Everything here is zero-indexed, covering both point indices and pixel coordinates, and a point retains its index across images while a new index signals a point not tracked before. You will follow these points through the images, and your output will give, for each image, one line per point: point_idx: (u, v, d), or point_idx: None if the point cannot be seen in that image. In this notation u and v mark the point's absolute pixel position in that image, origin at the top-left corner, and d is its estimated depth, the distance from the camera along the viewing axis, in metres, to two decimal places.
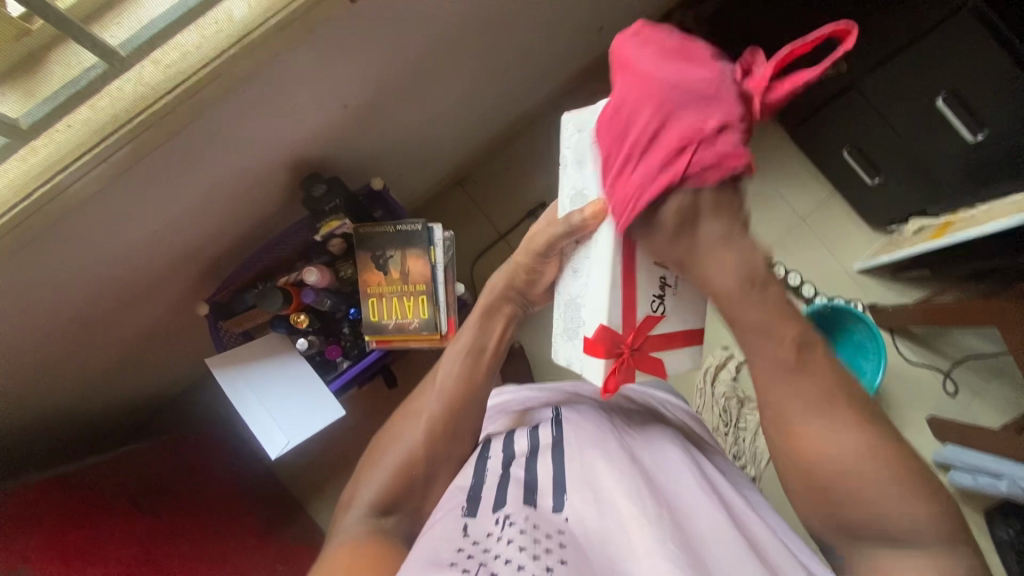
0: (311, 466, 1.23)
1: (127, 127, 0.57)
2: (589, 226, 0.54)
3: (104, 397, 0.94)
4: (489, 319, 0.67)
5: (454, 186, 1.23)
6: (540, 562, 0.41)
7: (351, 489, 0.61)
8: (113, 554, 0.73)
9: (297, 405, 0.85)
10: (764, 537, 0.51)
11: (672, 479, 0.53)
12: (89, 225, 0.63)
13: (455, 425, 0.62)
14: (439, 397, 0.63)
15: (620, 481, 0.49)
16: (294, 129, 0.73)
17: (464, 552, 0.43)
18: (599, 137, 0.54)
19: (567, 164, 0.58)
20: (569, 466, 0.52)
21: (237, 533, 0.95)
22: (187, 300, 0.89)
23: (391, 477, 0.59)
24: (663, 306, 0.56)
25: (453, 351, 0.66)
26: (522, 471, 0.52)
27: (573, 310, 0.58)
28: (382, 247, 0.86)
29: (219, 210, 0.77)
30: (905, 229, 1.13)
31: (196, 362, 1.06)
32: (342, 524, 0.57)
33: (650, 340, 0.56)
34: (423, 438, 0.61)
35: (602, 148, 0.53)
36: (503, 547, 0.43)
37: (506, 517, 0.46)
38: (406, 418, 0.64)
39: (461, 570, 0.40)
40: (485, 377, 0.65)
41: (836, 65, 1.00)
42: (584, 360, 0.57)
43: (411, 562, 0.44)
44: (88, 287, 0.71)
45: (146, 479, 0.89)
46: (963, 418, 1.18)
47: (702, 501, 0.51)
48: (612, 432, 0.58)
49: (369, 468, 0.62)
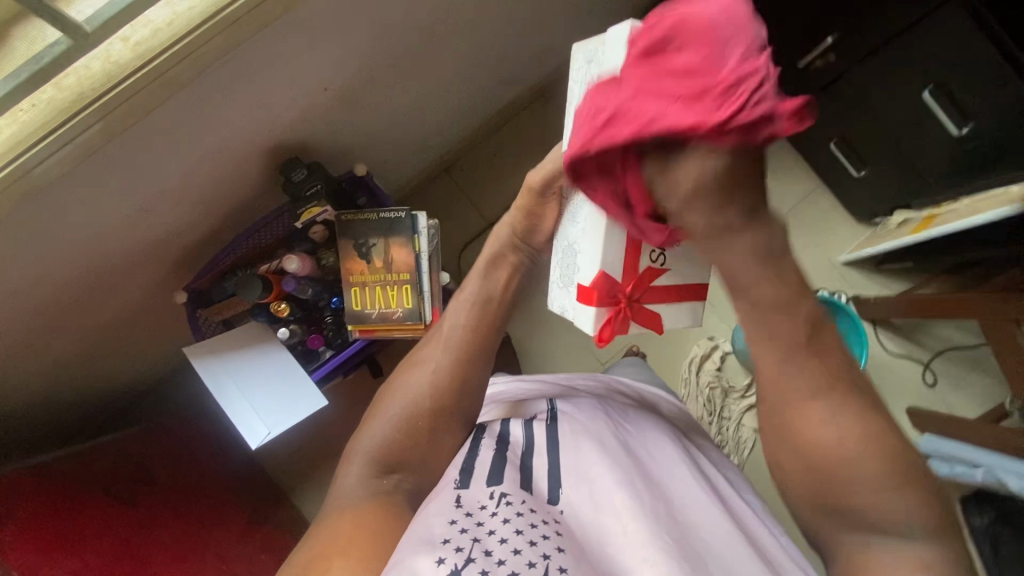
0: (295, 456, 1.22)
1: (95, 106, 0.54)
2: None
3: (77, 386, 0.92)
4: (491, 269, 0.64)
5: (441, 173, 1.21)
6: (538, 548, 0.40)
7: (355, 439, 0.60)
8: (90, 544, 0.72)
9: (280, 394, 0.84)
10: (763, 537, 0.52)
11: (667, 470, 0.53)
12: (56, 208, 0.60)
13: (464, 378, 0.60)
14: (444, 352, 0.61)
15: (616, 472, 0.49)
16: (272, 112, 0.71)
17: (457, 526, 0.42)
18: (604, 73, 0.53)
19: (574, 103, 0.58)
20: (564, 454, 0.52)
21: (218, 523, 0.94)
22: (164, 287, 0.87)
23: (396, 433, 0.58)
24: (664, 258, 0.58)
25: (455, 305, 0.63)
26: (517, 455, 0.52)
27: (570, 257, 0.59)
28: (364, 235, 0.84)
29: (194, 195, 0.74)
30: (889, 221, 1.14)
31: (175, 350, 1.04)
32: (345, 481, 0.57)
33: (649, 291, 0.58)
34: (428, 391, 0.59)
35: (598, 82, 0.52)
36: (498, 525, 0.42)
37: (502, 496, 0.46)
38: (408, 369, 0.62)
39: (454, 548, 0.39)
40: (487, 334, 0.62)
41: (825, 57, 0.98)
42: (577, 307, 0.59)
43: (405, 541, 0.42)
44: (58, 273, 0.68)
45: (123, 469, 0.88)
46: (942, 408, 1.21)
47: (697, 495, 0.51)
48: (607, 422, 0.58)
49: (369, 422, 0.60)
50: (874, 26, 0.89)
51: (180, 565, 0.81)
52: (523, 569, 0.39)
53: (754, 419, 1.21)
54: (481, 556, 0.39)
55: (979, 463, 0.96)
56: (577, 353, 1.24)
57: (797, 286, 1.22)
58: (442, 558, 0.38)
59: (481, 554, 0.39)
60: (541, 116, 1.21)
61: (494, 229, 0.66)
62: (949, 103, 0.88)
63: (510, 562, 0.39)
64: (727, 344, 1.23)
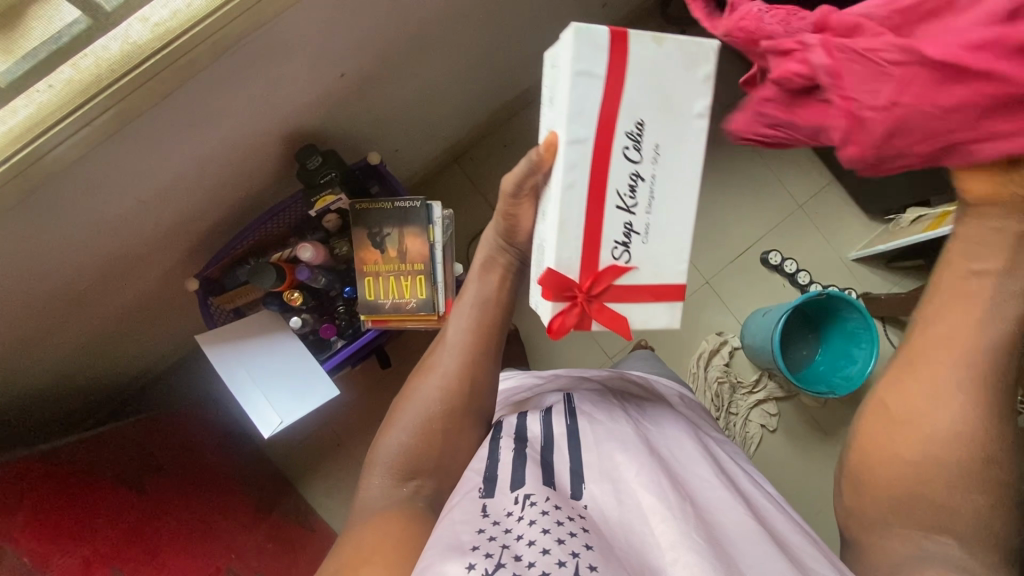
0: (304, 445, 1.22)
1: (110, 90, 0.53)
2: (545, 162, 0.53)
3: (88, 372, 0.91)
4: (484, 272, 0.63)
5: (451, 164, 1.20)
6: (566, 545, 0.39)
7: (374, 448, 0.60)
8: (101, 532, 0.72)
9: (292, 384, 0.83)
10: (785, 528, 0.51)
11: (687, 467, 0.53)
12: (72, 192, 0.60)
13: (473, 382, 0.59)
14: (452, 355, 0.60)
15: (639, 468, 0.48)
16: (289, 98, 0.70)
17: (485, 534, 0.42)
18: (561, 69, 0.51)
19: (546, 102, 0.56)
20: (585, 454, 0.51)
21: (228, 511, 0.95)
22: (175, 274, 0.86)
23: (413, 439, 0.57)
24: (629, 254, 0.54)
25: (458, 309, 0.63)
26: (537, 455, 0.51)
27: (541, 250, 0.56)
28: (378, 224, 0.83)
29: (209, 181, 0.74)
30: (902, 218, 1.13)
31: (184, 338, 1.04)
32: (367, 494, 0.56)
33: (610, 290, 0.54)
34: (438, 395, 0.58)
35: (561, 82, 0.51)
36: (525, 527, 0.42)
37: (526, 497, 0.45)
38: (421, 375, 0.61)
39: (484, 555, 0.39)
40: (491, 334, 0.61)
41: None
42: (540, 301, 0.56)
43: (431, 548, 0.42)
44: (72, 259, 0.68)
45: (133, 456, 0.87)
46: None
47: (717, 491, 0.50)
48: (625, 418, 0.57)
49: (386, 430, 0.60)
50: None
51: (191, 552, 0.81)
52: (553, 569, 0.38)
53: (761, 415, 1.21)
54: (512, 561, 0.39)
55: None
56: (585, 347, 1.24)
57: (807, 282, 1.23)
58: (472, 564, 0.38)
59: (512, 559, 0.39)
60: None
61: (484, 235, 0.65)
62: None
63: (540, 563, 0.38)
64: (736, 340, 1.23)
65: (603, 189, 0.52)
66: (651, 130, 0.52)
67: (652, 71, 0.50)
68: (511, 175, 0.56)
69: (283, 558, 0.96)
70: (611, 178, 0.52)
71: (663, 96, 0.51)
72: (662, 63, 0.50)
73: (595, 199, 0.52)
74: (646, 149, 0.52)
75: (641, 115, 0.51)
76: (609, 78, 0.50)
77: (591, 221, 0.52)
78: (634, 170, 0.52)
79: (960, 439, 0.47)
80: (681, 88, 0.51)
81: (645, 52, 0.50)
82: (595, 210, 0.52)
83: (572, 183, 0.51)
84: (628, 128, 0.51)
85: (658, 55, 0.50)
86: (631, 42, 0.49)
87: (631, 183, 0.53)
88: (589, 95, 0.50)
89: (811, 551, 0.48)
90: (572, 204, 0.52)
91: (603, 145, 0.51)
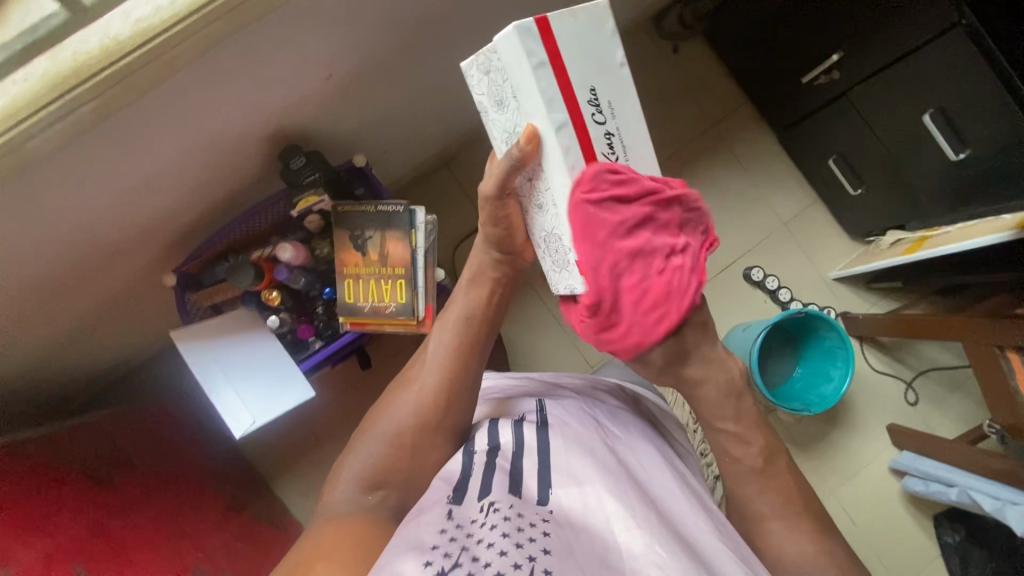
0: (279, 443, 1.21)
1: (92, 82, 0.53)
2: (529, 156, 0.50)
3: (58, 364, 0.90)
4: (472, 285, 0.64)
5: (440, 167, 1.20)
6: (524, 549, 0.39)
7: (344, 456, 0.60)
8: (65, 526, 0.71)
9: (265, 386, 0.83)
10: (747, 549, 0.51)
11: (657, 483, 0.52)
12: (47, 184, 0.59)
13: (451, 396, 0.59)
14: (433, 370, 0.61)
15: (606, 480, 0.48)
16: (274, 98, 0.70)
17: (448, 538, 0.41)
18: (509, 69, 0.48)
19: (489, 107, 0.53)
20: (554, 459, 0.50)
21: (198, 508, 0.95)
22: (153, 268, 0.85)
23: (385, 451, 0.57)
24: None
25: (443, 323, 0.64)
26: (506, 464, 0.50)
27: (557, 242, 0.55)
28: (361, 227, 0.83)
29: (191, 177, 0.73)
30: (883, 240, 1.22)
31: (158, 333, 1.03)
32: (332, 498, 0.56)
33: None
34: (414, 409, 0.59)
35: (515, 78, 0.48)
36: (486, 531, 0.41)
37: (490, 503, 0.45)
38: (398, 391, 0.62)
39: (442, 556, 0.39)
40: (474, 351, 0.62)
41: (829, 73, 1.03)
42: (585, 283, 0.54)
43: (391, 549, 0.42)
44: (47, 250, 0.67)
45: (103, 450, 0.86)
46: (922, 427, 1.28)
47: (685, 508, 0.50)
48: (597, 430, 0.56)
49: (359, 441, 0.60)
50: (873, 51, 0.93)
51: (155, 550, 0.81)
52: (509, 569, 0.37)
53: None
54: (468, 561, 0.38)
55: (955, 484, 1.08)
56: (567, 355, 1.25)
57: (788, 300, 1.28)
58: (428, 563, 0.38)
59: (469, 560, 0.38)
60: None
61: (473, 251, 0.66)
62: (947, 127, 0.89)
63: (497, 563, 0.38)
64: None
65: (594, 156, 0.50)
66: (603, 92, 0.51)
67: (580, 44, 0.49)
68: (492, 177, 0.54)
69: (250, 556, 0.97)
70: (596, 144, 0.50)
71: (596, 58, 0.50)
72: (582, 33, 0.49)
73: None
74: (605, 112, 0.51)
75: (591, 82, 0.50)
76: (558, 63, 0.47)
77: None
78: (606, 130, 0.51)
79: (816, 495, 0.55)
80: (602, 45, 0.51)
81: (567, 27, 0.48)
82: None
83: (572, 162, 0.49)
84: (586, 97, 0.49)
85: (577, 29, 0.49)
86: (555, 25, 0.47)
87: (608, 142, 0.51)
88: (552, 85, 0.47)
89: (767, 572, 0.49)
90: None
91: (579, 122, 0.49)
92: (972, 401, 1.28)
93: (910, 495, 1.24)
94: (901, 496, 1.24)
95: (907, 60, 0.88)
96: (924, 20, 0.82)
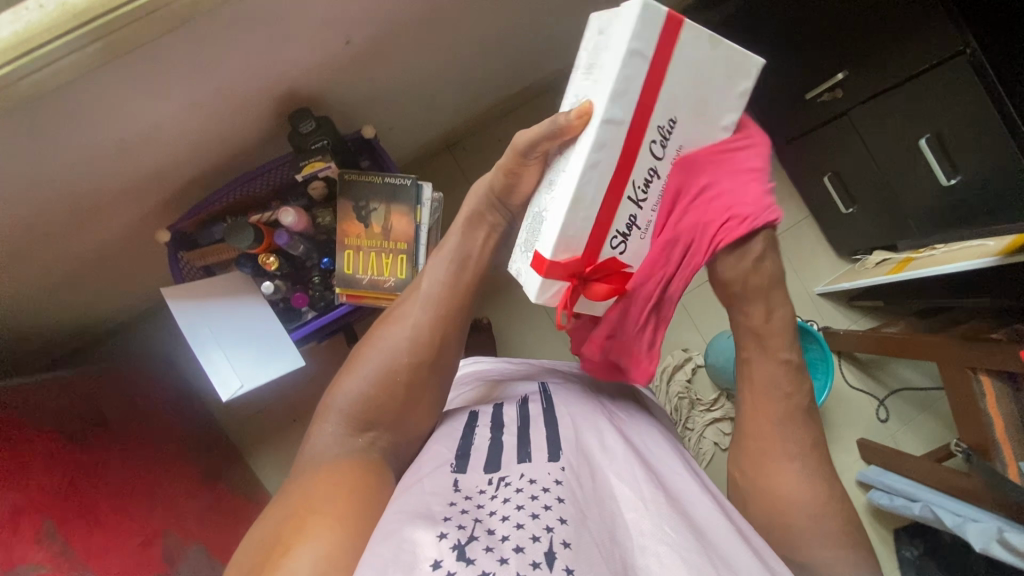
0: (257, 417, 1.18)
1: (110, 16, 0.51)
2: (571, 130, 0.48)
3: (38, 315, 0.87)
4: (470, 229, 0.61)
5: (443, 150, 1.20)
6: (540, 520, 0.39)
7: (329, 395, 0.58)
8: (36, 480, 0.69)
9: (254, 352, 0.81)
10: (747, 526, 0.51)
11: (661, 460, 0.53)
12: (49, 120, 0.57)
13: (441, 338, 0.58)
14: (423, 308, 0.59)
15: (614, 461, 0.49)
16: (289, 57, 0.69)
17: (458, 507, 0.41)
18: (613, 41, 0.46)
19: (579, 67, 0.51)
20: (562, 430, 0.51)
21: (172, 475, 0.92)
22: (145, 224, 0.83)
23: (373, 389, 0.56)
24: (624, 246, 0.53)
25: (434, 260, 0.62)
26: (514, 436, 0.51)
27: (536, 223, 0.53)
28: (365, 198, 0.82)
29: (196, 131, 0.71)
30: (869, 259, 1.25)
31: (142, 293, 1.00)
32: (318, 440, 0.55)
33: (607, 276, 0.53)
34: (405, 346, 0.57)
35: (608, 55, 0.46)
36: (498, 505, 0.41)
37: (501, 477, 0.45)
38: (385, 325, 0.60)
39: (456, 525, 0.39)
40: (466, 293, 0.60)
41: (833, 91, 1.04)
42: (530, 276, 0.53)
43: (396, 514, 0.41)
44: (40, 192, 0.65)
45: (78, 407, 0.84)
46: (890, 443, 1.32)
47: (689, 483, 0.51)
48: (601, 411, 0.57)
49: (346, 376, 0.58)
50: (879, 71, 0.94)
51: (127, 514, 0.79)
52: (527, 544, 0.37)
53: (715, 433, 1.24)
54: (485, 534, 0.38)
55: (919, 499, 1.11)
56: (555, 348, 1.25)
57: None
58: (444, 532, 0.38)
59: (484, 533, 0.38)
60: (549, 109, 1.20)
61: (473, 187, 0.62)
62: (941, 153, 0.92)
63: (514, 537, 0.38)
64: (700, 358, 1.26)
65: (624, 178, 0.49)
66: (679, 128, 0.50)
67: (697, 70, 0.47)
68: (528, 131, 0.52)
69: (221, 528, 0.95)
70: (633, 170, 0.49)
71: (699, 98, 0.49)
72: (710, 66, 0.48)
73: (611, 195, 0.49)
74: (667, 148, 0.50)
75: (675, 112, 0.49)
76: (656, 67, 0.46)
77: (601, 210, 0.49)
78: (654, 165, 0.50)
79: (798, 495, 0.57)
80: (720, 95, 0.50)
81: (700, 49, 0.46)
82: (611, 199, 0.49)
83: (596, 162, 0.47)
84: (661, 122, 0.48)
85: (710, 57, 0.47)
86: (685, 34, 0.45)
87: (648, 177, 0.50)
88: (639, 76, 0.45)
89: (766, 549, 0.49)
90: (591, 182, 0.47)
91: (635, 133, 0.47)
92: (940, 421, 1.32)
93: (875, 508, 1.28)
94: (866, 508, 1.27)
95: (911, 83, 0.90)
96: (928, 46, 0.85)
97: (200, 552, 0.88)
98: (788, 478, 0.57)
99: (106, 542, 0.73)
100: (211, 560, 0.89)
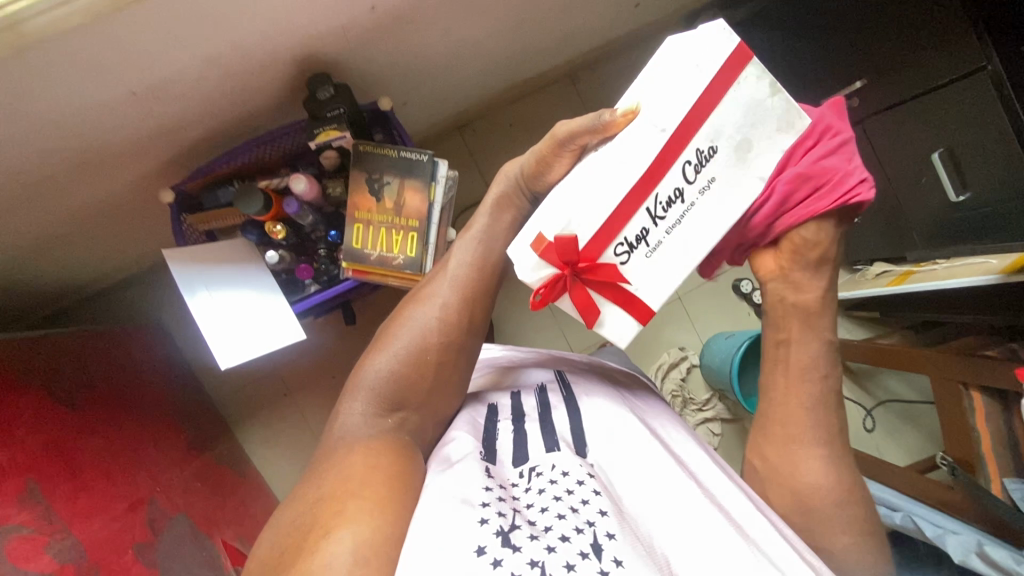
0: (246, 389, 1.16)
1: None
2: (611, 130, 0.49)
3: (26, 268, 0.83)
4: (497, 212, 0.59)
5: (453, 131, 1.18)
6: (581, 513, 0.39)
7: (356, 372, 0.57)
8: (19, 439, 0.67)
9: (251, 322, 0.78)
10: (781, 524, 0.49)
11: (687, 448, 0.52)
12: (57, 63, 0.54)
13: (470, 317, 0.57)
14: (452, 288, 0.57)
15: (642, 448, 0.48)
16: (312, 18, 0.66)
17: (494, 495, 0.41)
18: (683, 49, 0.47)
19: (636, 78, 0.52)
20: (588, 421, 0.51)
21: (159, 442, 0.90)
22: (146, 181, 0.80)
23: (403, 367, 0.55)
24: (627, 259, 0.49)
25: (463, 241, 0.60)
26: (539, 425, 0.50)
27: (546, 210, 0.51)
28: (379, 170, 0.80)
29: (209, 87, 0.69)
30: (869, 270, 1.25)
31: (135, 255, 0.97)
32: (346, 419, 0.54)
33: (597, 283, 0.49)
34: (436, 327, 0.56)
35: (668, 64, 0.47)
36: (534, 497, 0.42)
37: (533, 469, 0.45)
38: (414, 304, 0.59)
39: (496, 513, 0.39)
40: (497, 272, 0.59)
41: (849, 99, 1.00)
42: (522, 253, 0.49)
43: (435, 497, 0.42)
44: (40, 139, 0.62)
45: (65, 366, 0.81)
46: (875, 453, 1.34)
47: (713, 472, 0.49)
48: (622, 400, 0.57)
49: (375, 353, 0.57)
50: (900, 81, 0.92)
51: (112, 479, 0.77)
52: (571, 534, 0.37)
53: (706, 433, 1.25)
54: (526, 524, 0.39)
55: (902, 508, 1.07)
56: (553, 339, 1.24)
57: None
58: (485, 519, 0.38)
59: (526, 522, 0.39)
60: (562, 98, 1.19)
61: (504, 170, 0.61)
62: (952, 168, 0.90)
63: (557, 526, 0.38)
64: (695, 357, 1.26)
65: (648, 187, 0.48)
66: (717, 160, 0.49)
67: (749, 111, 0.49)
68: (569, 122, 0.52)
69: (207, 499, 0.93)
70: (659, 182, 0.48)
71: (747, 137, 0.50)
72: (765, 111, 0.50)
73: (627, 198, 0.47)
74: (700, 178, 0.49)
75: (717, 141, 0.49)
76: (710, 89, 0.47)
77: (615, 211, 0.47)
78: (682, 187, 0.49)
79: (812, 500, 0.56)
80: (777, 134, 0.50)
81: (757, 90, 0.49)
82: (627, 204, 0.48)
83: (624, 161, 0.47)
84: (700, 145, 0.48)
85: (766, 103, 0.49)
86: (748, 69, 0.48)
87: (672, 196, 0.49)
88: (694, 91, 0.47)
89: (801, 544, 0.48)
90: (611, 180, 0.47)
91: (670, 147, 0.47)
92: (926, 434, 1.34)
93: None
94: None
95: (934, 94, 0.88)
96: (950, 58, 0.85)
97: (185, 522, 0.86)
98: (803, 482, 0.56)
99: (89, 507, 0.71)
100: (196, 531, 0.87)
